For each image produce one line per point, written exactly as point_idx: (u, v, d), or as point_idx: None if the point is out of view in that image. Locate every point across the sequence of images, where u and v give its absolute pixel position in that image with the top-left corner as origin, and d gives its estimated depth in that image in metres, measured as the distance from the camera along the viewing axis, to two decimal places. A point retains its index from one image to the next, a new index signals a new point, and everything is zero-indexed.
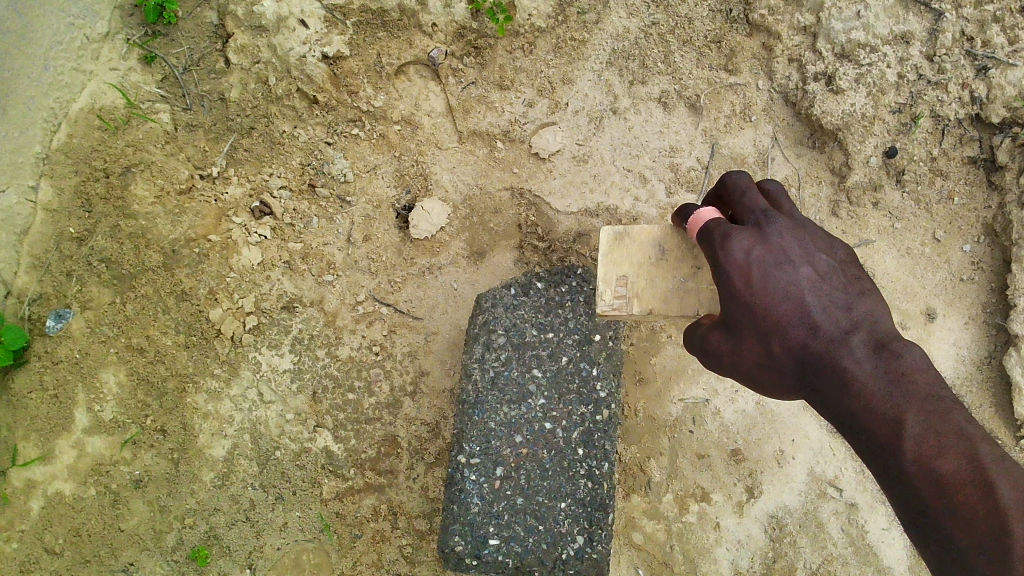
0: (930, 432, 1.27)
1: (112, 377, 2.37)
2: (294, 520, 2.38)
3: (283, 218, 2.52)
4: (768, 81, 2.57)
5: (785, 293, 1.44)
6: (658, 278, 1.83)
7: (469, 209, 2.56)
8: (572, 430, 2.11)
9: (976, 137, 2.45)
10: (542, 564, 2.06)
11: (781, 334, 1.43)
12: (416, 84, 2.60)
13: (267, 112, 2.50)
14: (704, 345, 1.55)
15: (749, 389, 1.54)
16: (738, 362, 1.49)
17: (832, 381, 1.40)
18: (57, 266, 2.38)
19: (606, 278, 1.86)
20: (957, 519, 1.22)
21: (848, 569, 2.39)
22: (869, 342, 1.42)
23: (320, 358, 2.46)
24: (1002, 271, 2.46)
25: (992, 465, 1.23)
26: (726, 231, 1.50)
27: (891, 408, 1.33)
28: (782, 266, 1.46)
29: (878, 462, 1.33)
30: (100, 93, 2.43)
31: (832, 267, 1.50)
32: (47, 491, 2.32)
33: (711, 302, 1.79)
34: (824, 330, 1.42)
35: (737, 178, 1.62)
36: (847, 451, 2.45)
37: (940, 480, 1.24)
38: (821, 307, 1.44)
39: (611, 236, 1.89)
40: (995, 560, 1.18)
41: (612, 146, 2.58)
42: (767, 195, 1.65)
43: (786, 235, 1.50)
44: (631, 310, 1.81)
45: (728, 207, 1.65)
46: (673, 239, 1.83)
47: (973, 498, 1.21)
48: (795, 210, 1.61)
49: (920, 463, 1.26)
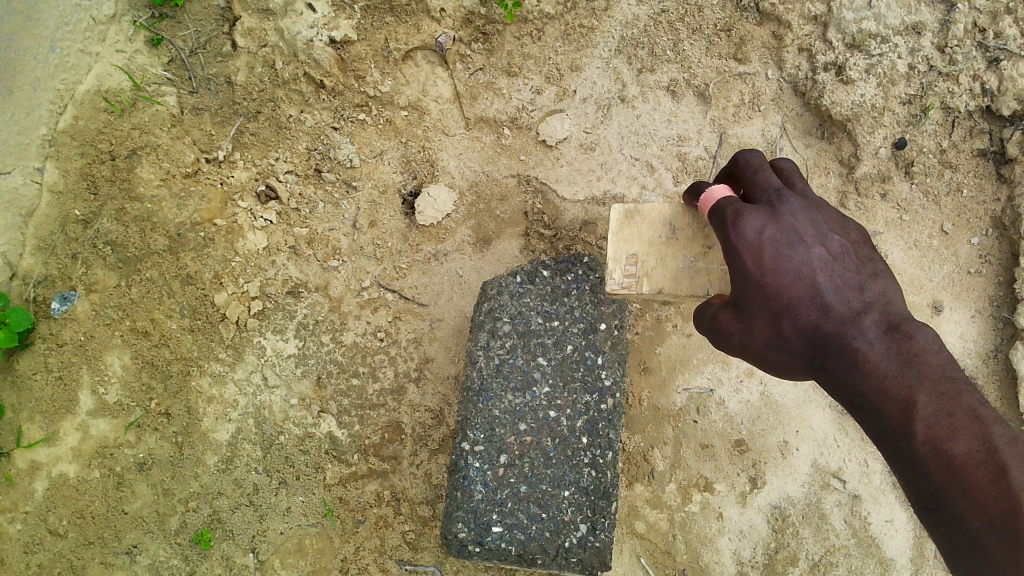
0: (943, 413, 1.29)
1: (117, 360, 2.37)
2: (297, 504, 2.39)
3: (289, 202, 2.51)
4: (778, 71, 2.56)
5: (797, 274, 1.46)
6: (669, 257, 1.83)
7: (476, 196, 2.55)
8: (576, 419, 2.11)
9: (987, 129, 2.43)
10: (545, 552, 2.08)
11: (791, 314, 1.46)
12: (423, 70, 2.58)
13: (273, 96, 2.49)
14: (713, 324, 1.58)
15: (758, 368, 1.56)
16: (748, 341, 1.52)
17: (843, 361, 1.42)
18: (62, 248, 2.38)
19: (615, 257, 1.86)
20: (969, 500, 1.24)
21: (849, 560, 2.40)
22: (881, 323, 1.43)
23: (324, 343, 2.46)
24: (1010, 264, 2.45)
25: (1004, 447, 1.24)
26: (739, 210, 1.51)
27: (902, 389, 1.34)
28: (794, 246, 1.48)
29: (889, 444, 1.35)
30: (107, 74, 2.42)
31: (845, 247, 1.53)
32: (51, 472, 2.33)
33: (722, 282, 1.79)
34: (835, 311, 1.44)
35: (751, 157, 1.65)
36: (851, 443, 2.44)
37: (952, 462, 1.25)
38: (833, 288, 1.46)
39: (621, 214, 1.88)
40: (1008, 541, 1.20)
41: (620, 134, 2.57)
42: (781, 174, 1.67)
43: (798, 215, 1.52)
44: (642, 289, 1.82)
45: (742, 186, 1.67)
46: (684, 218, 1.83)
47: (984, 479, 1.23)
48: (809, 189, 1.63)
49: (931, 444, 1.27)
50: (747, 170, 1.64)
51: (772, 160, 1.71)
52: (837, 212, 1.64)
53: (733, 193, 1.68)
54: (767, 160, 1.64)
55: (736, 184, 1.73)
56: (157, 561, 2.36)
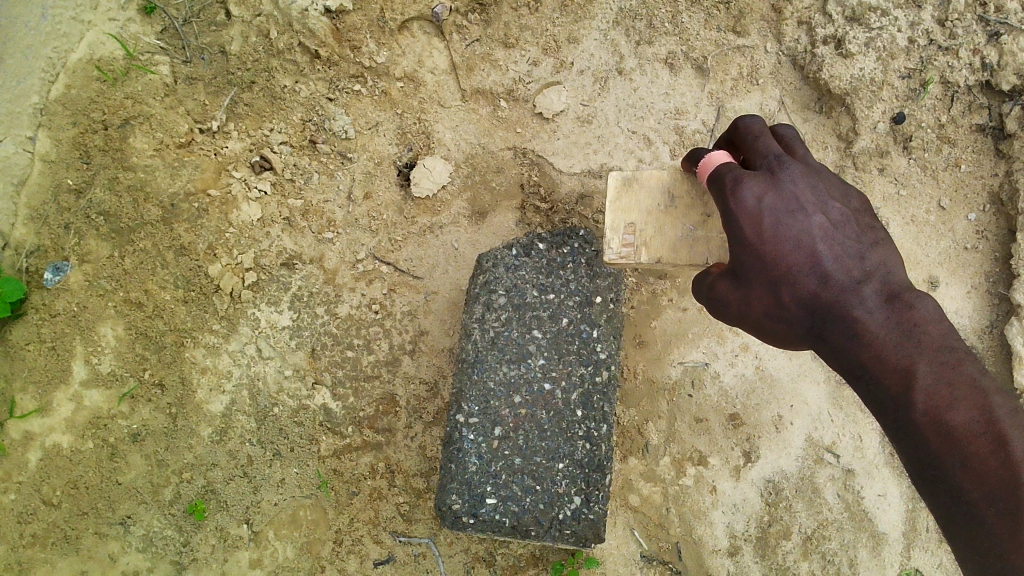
0: (943, 382, 1.30)
1: (110, 331, 2.36)
2: (292, 476, 2.38)
3: (284, 173, 2.48)
4: (777, 44, 2.54)
5: (797, 242, 1.46)
6: (668, 226, 1.82)
7: (472, 168, 2.53)
8: (570, 392, 2.10)
9: (986, 104, 2.42)
10: (539, 524, 2.08)
11: (790, 284, 1.46)
12: (419, 41, 2.55)
13: (267, 67, 2.47)
14: (711, 294, 1.57)
15: (756, 337, 1.56)
16: (746, 312, 1.51)
17: (842, 330, 1.43)
18: (54, 218, 2.36)
19: (613, 226, 1.85)
20: (967, 470, 1.27)
21: (842, 534, 2.41)
22: (882, 293, 1.44)
23: (319, 315, 2.45)
24: (1006, 241, 2.46)
25: (1004, 418, 1.27)
26: (738, 176, 1.50)
27: (902, 358, 1.35)
28: (794, 214, 1.48)
29: (888, 413, 1.36)
30: (99, 42, 2.39)
31: (845, 215, 1.52)
32: (45, 443, 2.33)
33: (721, 251, 1.79)
34: (835, 280, 1.45)
35: (752, 122, 1.63)
36: (846, 417, 2.45)
37: (952, 432, 1.28)
38: (832, 257, 1.46)
39: (619, 182, 1.87)
40: (1006, 512, 1.24)
41: (617, 107, 2.55)
42: (781, 140, 1.66)
43: (799, 182, 1.52)
44: (640, 259, 1.81)
45: (741, 152, 1.66)
46: (683, 186, 1.83)
47: (984, 450, 1.26)
48: (809, 156, 1.62)
49: (930, 414, 1.30)
50: (746, 136, 1.62)
51: (772, 126, 1.70)
52: (838, 179, 1.63)
53: (732, 159, 1.67)
54: (767, 125, 1.62)
55: (735, 150, 1.72)
56: (152, 531, 2.36)
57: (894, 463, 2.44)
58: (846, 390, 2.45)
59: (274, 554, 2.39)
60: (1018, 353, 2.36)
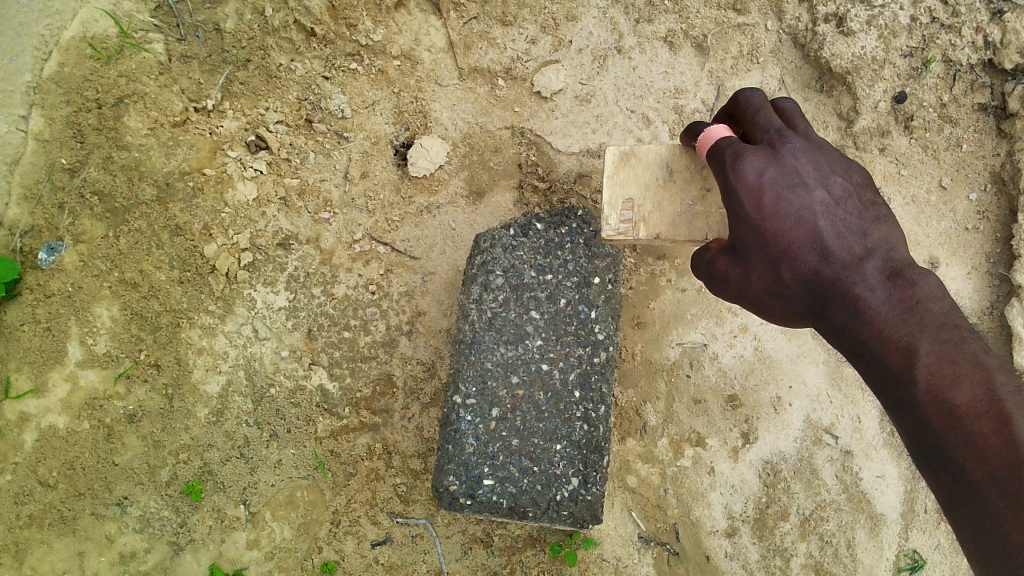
0: (946, 360, 1.30)
1: (106, 311, 2.35)
2: (289, 457, 2.38)
3: (280, 152, 2.47)
4: (778, 21, 2.52)
5: (798, 218, 1.45)
6: (666, 201, 1.81)
7: (469, 148, 2.51)
8: (569, 372, 2.09)
9: (988, 83, 2.40)
10: (536, 505, 2.08)
11: (791, 261, 1.44)
12: (416, 18, 2.53)
13: (263, 45, 2.44)
14: (710, 270, 1.57)
15: (756, 315, 1.55)
16: (745, 289, 1.50)
17: (843, 308, 1.42)
18: (48, 197, 2.34)
19: (611, 202, 1.83)
20: (971, 450, 1.26)
21: (840, 515, 2.41)
22: (883, 271, 1.43)
23: (316, 296, 2.43)
24: (1008, 221, 2.44)
25: (1007, 396, 1.25)
26: (739, 150, 1.49)
27: (904, 335, 1.35)
28: (795, 188, 1.46)
29: (889, 393, 1.36)
30: (93, 20, 2.37)
31: (846, 191, 1.51)
32: (41, 424, 2.31)
33: (720, 227, 1.78)
34: (836, 256, 1.44)
35: (753, 96, 1.61)
36: (844, 398, 2.44)
37: (954, 411, 1.27)
38: (834, 233, 1.45)
39: (617, 157, 1.85)
40: (1009, 491, 1.22)
41: (616, 86, 2.53)
42: (782, 115, 1.64)
43: (800, 157, 1.50)
44: (638, 235, 1.79)
45: (741, 126, 1.64)
46: (681, 161, 1.81)
47: (986, 429, 1.24)
48: (810, 130, 1.60)
49: (932, 393, 1.29)
50: (747, 110, 1.60)
51: (772, 99, 1.67)
52: (839, 154, 1.62)
53: (732, 133, 1.65)
54: (769, 100, 1.60)
55: (735, 125, 1.70)
56: (148, 512, 2.35)
57: (892, 445, 2.44)
58: (845, 369, 2.44)
59: (271, 535, 2.38)
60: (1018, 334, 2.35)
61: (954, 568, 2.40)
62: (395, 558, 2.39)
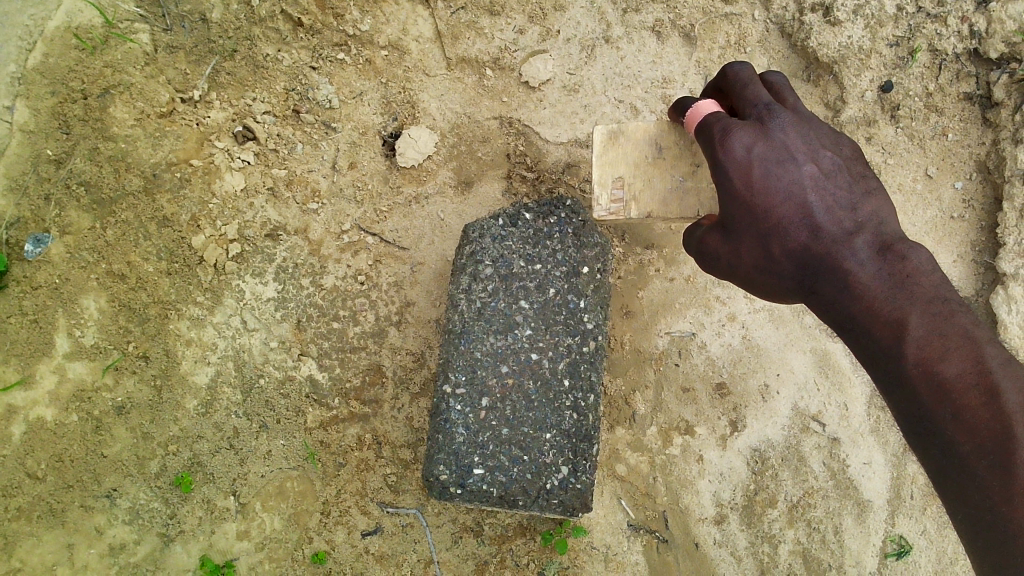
0: (935, 334, 1.32)
1: (93, 303, 2.34)
2: (278, 448, 2.38)
3: (267, 143, 2.45)
4: (765, 11, 2.53)
5: (788, 193, 1.50)
6: (656, 178, 1.87)
7: (457, 138, 2.50)
8: (558, 361, 2.10)
9: (974, 72, 2.41)
10: (526, 493, 2.09)
11: (781, 237, 1.50)
12: (403, 8, 2.52)
13: (250, 35, 2.44)
14: (701, 247, 1.63)
15: (745, 289, 1.62)
16: (736, 265, 1.57)
17: (834, 283, 1.47)
18: (34, 189, 2.33)
19: (602, 181, 1.89)
20: (959, 423, 1.28)
21: (827, 502, 2.43)
22: (874, 244, 1.48)
23: (304, 287, 2.43)
24: (992, 210, 2.46)
25: (997, 369, 1.28)
26: (727, 127, 1.54)
27: (894, 310, 1.38)
28: (785, 163, 1.51)
29: (879, 365, 1.39)
30: (77, 10, 2.35)
31: (836, 164, 1.56)
32: (29, 416, 2.31)
33: (710, 201, 1.84)
34: (826, 232, 1.49)
35: (741, 70, 1.65)
36: (831, 386, 2.45)
37: (942, 384, 1.29)
38: (824, 208, 1.51)
39: (605, 135, 1.90)
40: (998, 464, 1.25)
41: (604, 77, 2.53)
42: (771, 88, 1.69)
43: (788, 131, 1.55)
44: (630, 214, 1.86)
45: (730, 101, 1.68)
46: (670, 136, 1.86)
47: (975, 403, 1.27)
48: (800, 104, 1.65)
49: (922, 366, 1.32)
50: (736, 84, 1.64)
51: (761, 73, 1.72)
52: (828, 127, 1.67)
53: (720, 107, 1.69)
54: (757, 74, 1.64)
55: (723, 98, 1.74)
56: (138, 504, 2.35)
57: (878, 431, 2.46)
58: (832, 357, 2.46)
59: (261, 526, 2.38)
60: (1003, 321, 2.36)
61: (941, 554, 2.42)
62: (385, 548, 2.39)
